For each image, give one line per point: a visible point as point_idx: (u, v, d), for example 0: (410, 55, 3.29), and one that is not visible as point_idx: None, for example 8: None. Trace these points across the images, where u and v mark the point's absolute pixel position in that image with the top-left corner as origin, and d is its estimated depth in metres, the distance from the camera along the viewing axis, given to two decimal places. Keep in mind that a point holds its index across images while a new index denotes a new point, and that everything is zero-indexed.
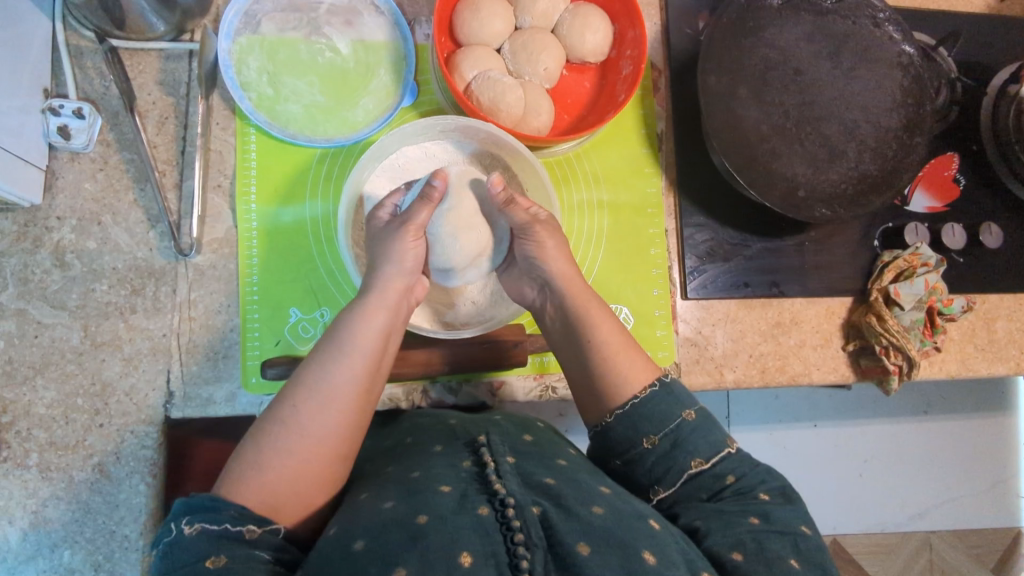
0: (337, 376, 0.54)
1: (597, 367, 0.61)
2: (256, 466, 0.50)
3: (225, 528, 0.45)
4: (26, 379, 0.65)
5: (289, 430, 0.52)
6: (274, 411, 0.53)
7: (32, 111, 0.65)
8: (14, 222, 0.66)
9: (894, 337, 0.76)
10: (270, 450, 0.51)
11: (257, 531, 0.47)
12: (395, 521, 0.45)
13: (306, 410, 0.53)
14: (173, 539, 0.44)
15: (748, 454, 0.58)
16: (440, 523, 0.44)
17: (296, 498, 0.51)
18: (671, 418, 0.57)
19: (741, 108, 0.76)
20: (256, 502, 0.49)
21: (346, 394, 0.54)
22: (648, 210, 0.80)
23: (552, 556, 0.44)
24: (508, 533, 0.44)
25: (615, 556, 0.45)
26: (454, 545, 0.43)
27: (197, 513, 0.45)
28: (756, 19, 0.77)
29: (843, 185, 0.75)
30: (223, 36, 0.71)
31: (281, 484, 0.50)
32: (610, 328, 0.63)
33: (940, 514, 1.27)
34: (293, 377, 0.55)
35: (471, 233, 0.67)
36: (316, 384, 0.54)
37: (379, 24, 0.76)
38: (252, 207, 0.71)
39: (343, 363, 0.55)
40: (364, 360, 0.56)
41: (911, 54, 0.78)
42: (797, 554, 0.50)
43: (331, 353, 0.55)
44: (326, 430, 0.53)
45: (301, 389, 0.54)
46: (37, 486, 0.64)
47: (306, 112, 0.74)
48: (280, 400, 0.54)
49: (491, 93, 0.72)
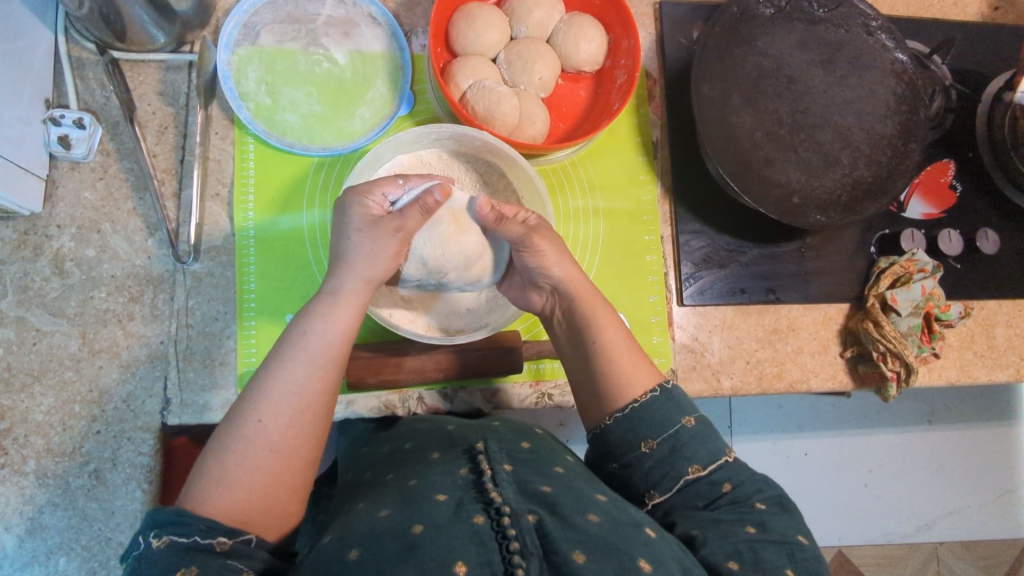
0: (301, 386, 0.54)
1: (597, 365, 0.62)
2: (223, 483, 0.50)
3: (194, 541, 0.45)
4: (24, 387, 0.66)
5: (256, 446, 0.52)
6: (236, 425, 0.52)
7: (32, 121, 0.65)
8: (14, 230, 0.67)
9: (891, 343, 0.76)
10: (235, 466, 0.51)
11: (227, 542, 0.47)
12: (391, 530, 0.45)
13: (271, 422, 0.53)
14: (141, 554, 0.44)
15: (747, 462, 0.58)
16: (435, 532, 0.44)
17: (268, 509, 0.51)
18: (672, 423, 0.57)
19: (735, 116, 0.76)
20: (231, 518, 0.49)
21: (313, 408, 0.54)
22: (644, 217, 0.80)
23: (548, 564, 0.44)
24: (504, 542, 0.44)
25: (612, 565, 0.45)
26: (450, 554, 0.43)
27: (164, 527, 0.46)
28: (748, 28, 0.78)
29: (838, 191, 0.76)
30: (222, 48, 0.72)
31: (252, 499, 0.50)
32: (614, 331, 0.63)
33: (947, 524, 1.26)
34: (252, 389, 0.54)
35: (433, 255, 0.64)
36: (281, 399, 0.53)
37: (376, 35, 0.77)
38: (249, 214, 0.71)
39: (308, 375, 0.55)
40: (327, 370, 0.56)
41: (904, 61, 0.79)
42: (793, 564, 0.50)
43: (292, 364, 0.55)
44: (293, 441, 0.53)
45: (264, 404, 0.53)
46: (34, 492, 0.65)
47: (304, 121, 0.75)
48: (239, 416, 0.53)
49: (486, 102, 0.73)
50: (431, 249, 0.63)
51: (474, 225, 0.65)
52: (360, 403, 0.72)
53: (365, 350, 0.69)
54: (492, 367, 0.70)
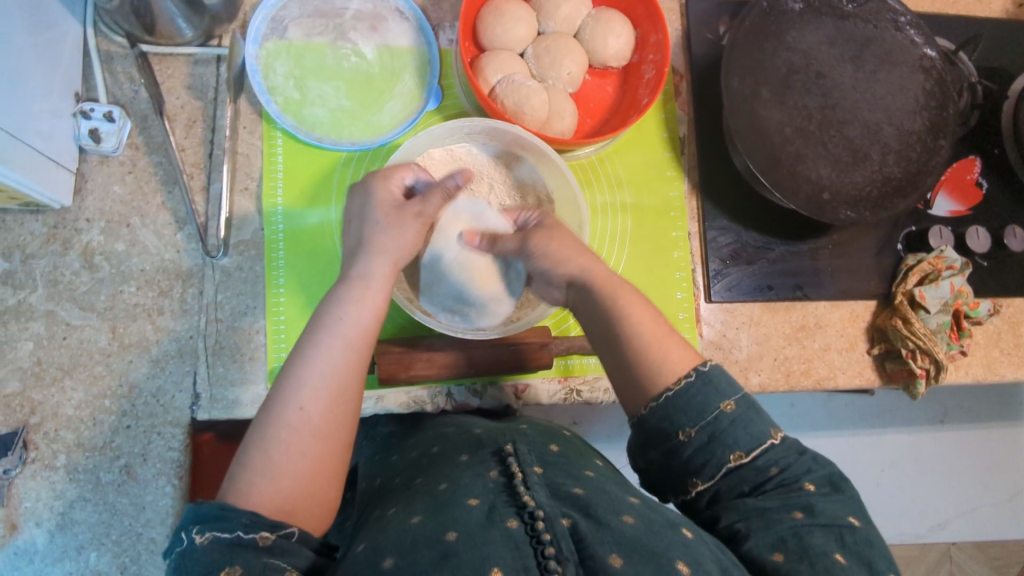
0: (338, 370, 0.54)
1: (626, 352, 0.58)
2: (268, 473, 0.50)
3: (236, 537, 0.45)
4: (55, 380, 0.66)
5: (296, 434, 0.51)
6: (276, 412, 0.52)
7: (63, 115, 0.65)
8: (44, 224, 0.67)
9: (921, 340, 0.75)
10: (277, 455, 0.50)
11: (270, 536, 0.46)
12: (424, 539, 0.45)
13: (311, 408, 0.52)
14: (184, 551, 0.44)
15: (793, 440, 0.56)
16: (469, 539, 0.44)
17: (311, 497, 0.51)
18: (710, 409, 0.54)
19: (765, 111, 0.75)
20: (274, 508, 0.49)
21: (349, 393, 0.54)
22: (671, 213, 0.80)
23: (584, 570, 0.44)
24: (539, 547, 0.44)
25: (648, 568, 0.44)
26: (484, 560, 0.43)
27: (207, 522, 0.45)
28: (779, 23, 0.77)
29: (868, 186, 0.75)
30: (250, 42, 0.71)
31: (295, 487, 0.50)
32: (643, 314, 0.60)
33: (960, 524, 1.25)
34: (287, 374, 0.54)
35: (451, 263, 0.67)
36: (318, 384, 0.53)
37: (403, 29, 0.76)
38: (278, 208, 0.71)
39: (343, 358, 0.54)
40: (359, 353, 0.55)
41: (933, 57, 0.79)
42: (842, 548, 0.50)
43: (326, 347, 0.54)
44: (332, 426, 0.53)
45: (302, 390, 0.52)
46: (64, 488, 0.65)
47: (332, 116, 0.74)
48: (278, 403, 0.52)
49: (515, 97, 0.72)
50: (453, 257, 0.67)
51: (494, 285, 0.68)
52: (390, 398, 0.71)
53: (394, 346, 0.68)
54: (522, 362, 0.70)
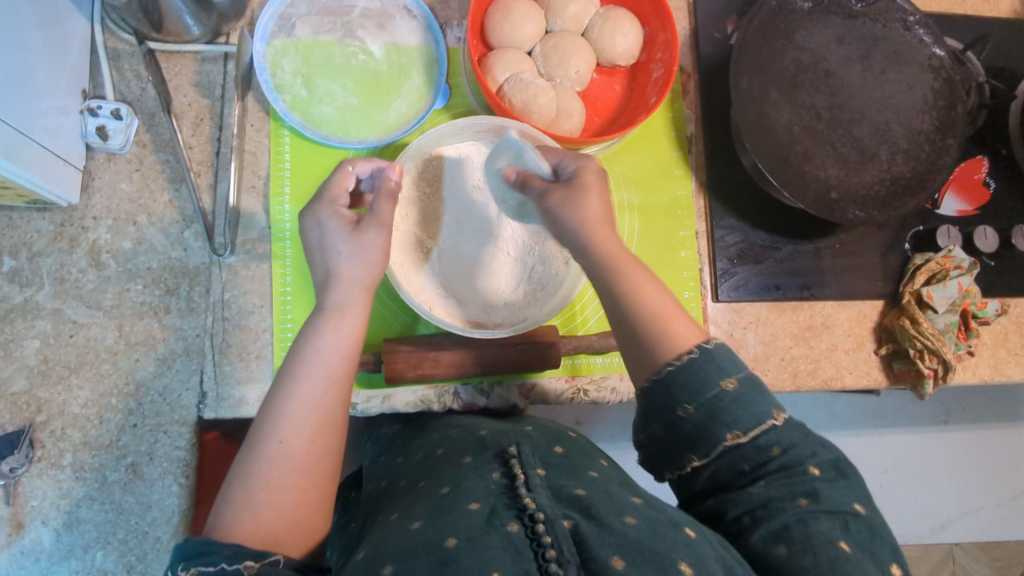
0: (319, 401, 0.53)
1: (628, 327, 0.57)
2: (250, 507, 0.49)
3: (220, 568, 0.44)
4: (61, 379, 0.65)
5: (278, 467, 0.51)
6: (256, 446, 0.51)
7: (70, 112, 0.65)
8: (51, 222, 0.67)
9: (928, 340, 0.75)
10: (260, 489, 0.50)
11: (254, 564, 0.45)
12: (424, 544, 0.45)
13: (292, 441, 0.51)
14: None
15: (796, 419, 0.55)
16: (469, 545, 0.44)
17: (296, 527, 0.51)
18: (710, 386, 0.53)
19: (773, 110, 0.75)
20: (257, 540, 0.49)
21: (331, 423, 0.53)
22: (678, 212, 0.80)
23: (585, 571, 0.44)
24: (539, 551, 0.44)
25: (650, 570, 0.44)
26: (485, 566, 0.43)
27: (192, 558, 0.45)
28: (787, 22, 0.77)
29: (876, 186, 0.75)
30: (258, 39, 0.71)
31: (278, 518, 0.50)
32: (648, 291, 0.58)
33: (963, 525, 1.25)
34: (269, 405, 0.53)
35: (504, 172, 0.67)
36: (298, 416, 0.52)
37: (411, 27, 0.76)
38: (284, 206, 0.70)
39: (324, 389, 0.53)
40: (340, 383, 0.54)
41: (942, 56, 0.79)
42: (846, 534, 0.50)
43: (306, 379, 0.53)
44: (315, 456, 0.52)
45: (281, 423, 0.52)
46: (70, 487, 0.65)
47: (339, 114, 0.74)
48: (259, 437, 0.52)
49: (523, 95, 0.72)
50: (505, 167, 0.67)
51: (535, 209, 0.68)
52: (397, 397, 0.71)
53: (402, 345, 0.68)
54: (531, 360, 0.69)
